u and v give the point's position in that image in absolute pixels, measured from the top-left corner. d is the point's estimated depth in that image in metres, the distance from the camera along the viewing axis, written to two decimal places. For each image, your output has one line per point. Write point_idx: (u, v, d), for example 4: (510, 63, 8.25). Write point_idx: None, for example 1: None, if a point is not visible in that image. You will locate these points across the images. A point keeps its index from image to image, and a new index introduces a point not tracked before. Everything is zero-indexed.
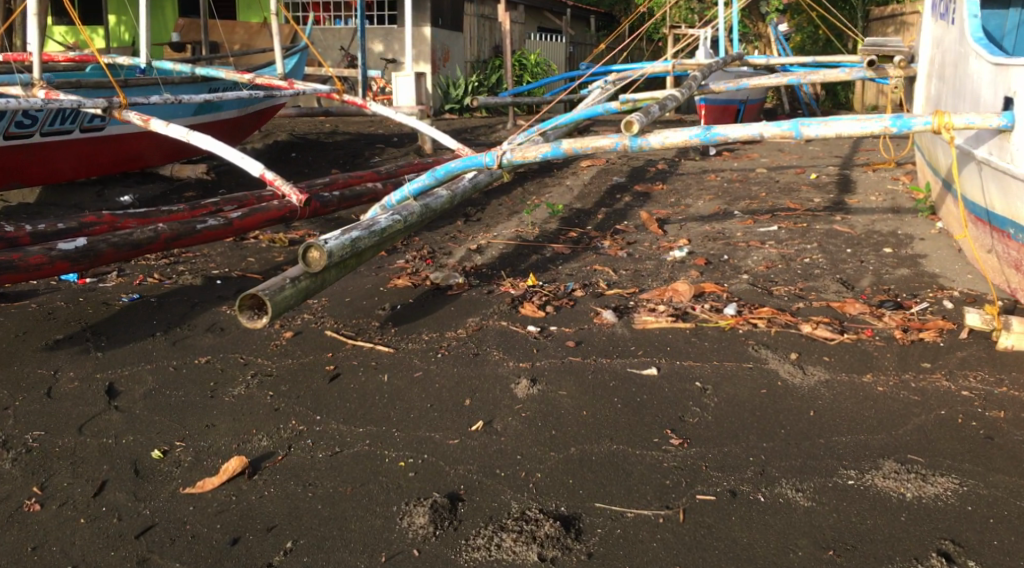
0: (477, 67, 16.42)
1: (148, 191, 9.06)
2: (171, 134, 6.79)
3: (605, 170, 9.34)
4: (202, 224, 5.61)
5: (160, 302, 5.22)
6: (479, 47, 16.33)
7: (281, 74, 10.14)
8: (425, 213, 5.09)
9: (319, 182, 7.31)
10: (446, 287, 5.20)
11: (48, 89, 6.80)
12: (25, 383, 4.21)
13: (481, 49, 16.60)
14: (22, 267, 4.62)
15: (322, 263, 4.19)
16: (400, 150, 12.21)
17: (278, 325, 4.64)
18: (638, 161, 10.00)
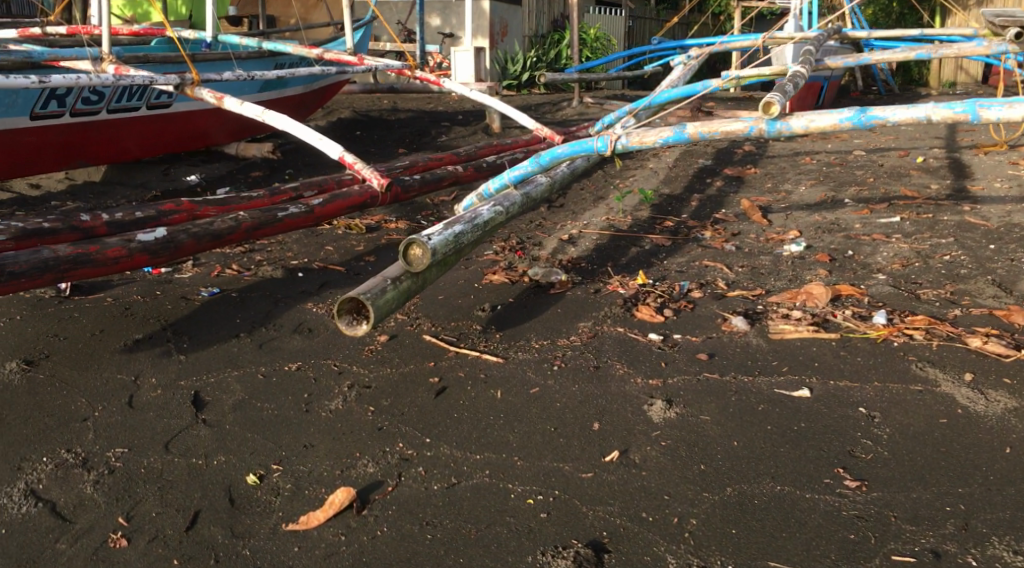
0: (536, 42, 15.84)
1: (214, 170, 8.73)
2: (244, 113, 6.43)
3: (690, 152, 8.81)
4: (283, 212, 5.26)
5: (242, 297, 4.87)
6: (540, 21, 15.77)
7: (351, 50, 9.76)
8: (527, 203, 4.65)
9: (398, 166, 6.91)
10: (547, 284, 4.78)
11: (117, 63, 6.46)
12: (104, 391, 3.91)
13: (542, 23, 16.04)
14: (100, 261, 4.24)
15: (424, 262, 3.79)
16: (468, 128, 11.76)
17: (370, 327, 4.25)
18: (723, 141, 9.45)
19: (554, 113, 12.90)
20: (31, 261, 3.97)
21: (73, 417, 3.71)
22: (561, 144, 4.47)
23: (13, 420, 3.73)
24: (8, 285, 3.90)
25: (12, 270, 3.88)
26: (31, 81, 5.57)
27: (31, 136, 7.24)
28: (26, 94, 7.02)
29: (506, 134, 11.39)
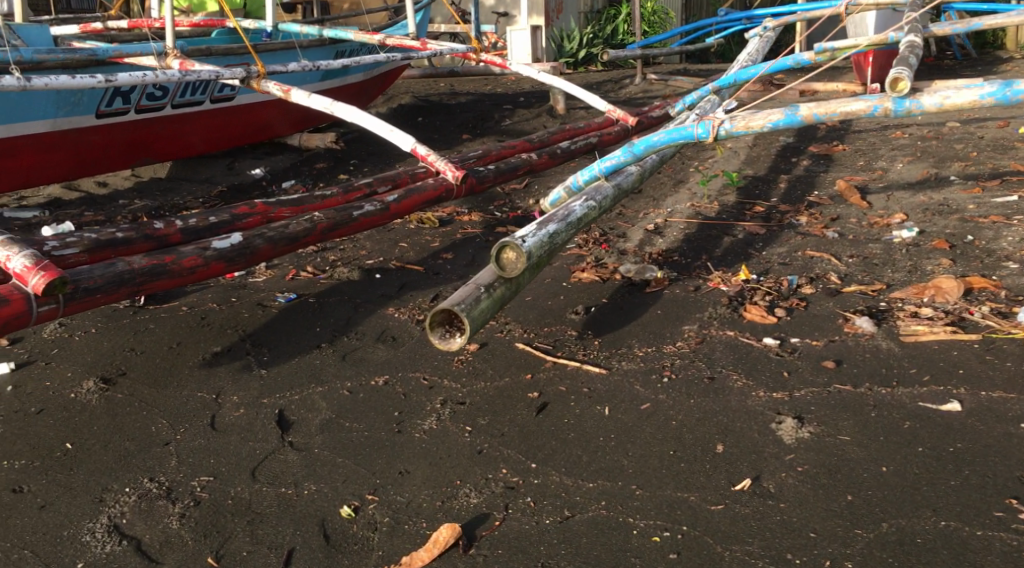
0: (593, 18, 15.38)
1: (278, 163, 8.54)
2: (312, 105, 6.20)
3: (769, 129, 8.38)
4: (359, 211, 5.05)
5: (320, 302, 4.66)
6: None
7: (413, 34, 9.49)
8: (618, 195, 4.40)
9: (471, 155, 6.63)
10: (643, 281, 4.45)
11: (182, 59, 6.26)
12: (185, 409, 3.75)
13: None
14: (175, 271, 4.03)
15: (519, 266, 3.57)
16: (532, 110, 11.43)
17: None
18: None
19: (619, 92, 12.49)
20: (107, 276, 3.77)
21: (154, 439, 3.57)
22: (656, 133, 4.16)
23: (93, 447, 3.57)
24: (83, 301, 3.70)
25: (87, 286, 3.69)
26: (97, 81, 5.38)
27: (98, 135, 7.10)
28: (92, 94, 6.87)
29: (572, 115, 11.03)
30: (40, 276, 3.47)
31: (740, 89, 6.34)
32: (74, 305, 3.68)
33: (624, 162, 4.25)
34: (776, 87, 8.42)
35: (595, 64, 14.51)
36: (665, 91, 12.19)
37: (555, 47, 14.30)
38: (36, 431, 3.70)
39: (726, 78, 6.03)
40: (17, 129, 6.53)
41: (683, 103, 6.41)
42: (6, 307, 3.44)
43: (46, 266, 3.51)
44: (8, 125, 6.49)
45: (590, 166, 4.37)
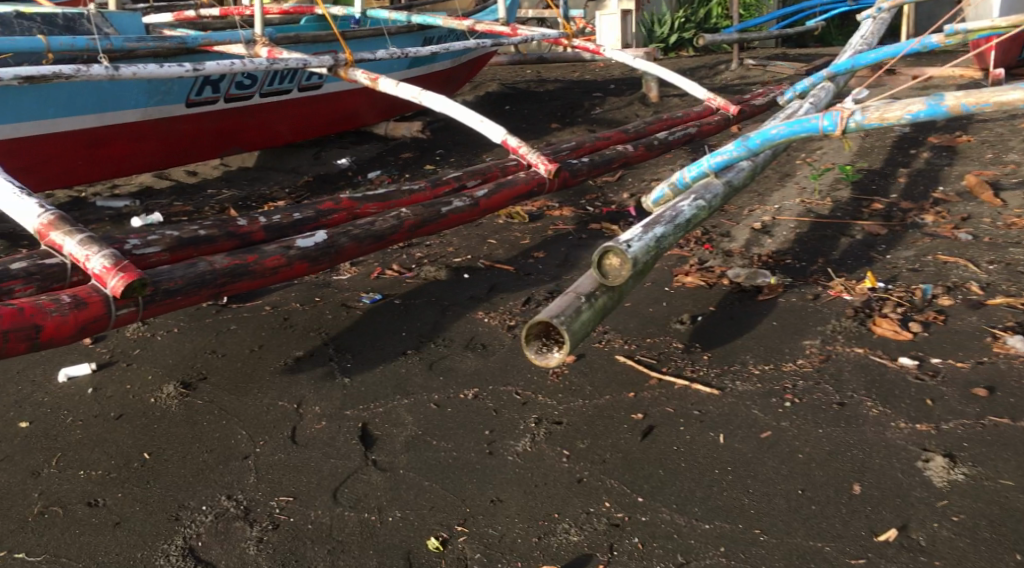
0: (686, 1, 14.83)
1: (364, 152, 8.36)
2: (400, 94, 5.97)
3: None
4: (447, 206, 4.80)
5: (407, 304, 4.41)
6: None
7: (504, 20, 9.19)
8: (728, 193, 4.10)
9: (563, 146, 6.31)
10: (754, 288, 4.07)
11: (270, 46, 6.06)
12: (265, 418, 3.54)
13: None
14: (258, 271, 3.79)
15: (623, 274, 3.29)
16: (623, 97, 11.03)
17: None
18: None
19: (713, 78, 11.99)
20: (187, 276, 3.53)
21: (232, 452, 3.36)
22: (773, 126, 3.80)
23: (171, 458, 3.37)
24: (163, 303, 3.46)
25: (167, 287, 3.45)
26: (185, 70, 5.19)
27: (187, 124, 6.98)
28: (182, 83, 6.74)
29: (665, 103, 10.60)
30: (118, 278, 3.21)
31: (856, 75, 5.85)
32: (153, 308, 3.43)
33: (737, 157, 3.90)
34: (887, 73, 7.88)
35: (686, 49, 13.99)
36: (763, 78, 11.65)
37: (646, 31, 13.80)
38: (113, 439, 3.51)
39: (844, 63, 5.57)
40: (108, 118, 6.42)
41: (792, 92, 5.94)
42: (84, 311, 3.18)
43: (125, 266, 3.25)
44: (100, 114, 6.37)
45: (698, 161, 4.03)
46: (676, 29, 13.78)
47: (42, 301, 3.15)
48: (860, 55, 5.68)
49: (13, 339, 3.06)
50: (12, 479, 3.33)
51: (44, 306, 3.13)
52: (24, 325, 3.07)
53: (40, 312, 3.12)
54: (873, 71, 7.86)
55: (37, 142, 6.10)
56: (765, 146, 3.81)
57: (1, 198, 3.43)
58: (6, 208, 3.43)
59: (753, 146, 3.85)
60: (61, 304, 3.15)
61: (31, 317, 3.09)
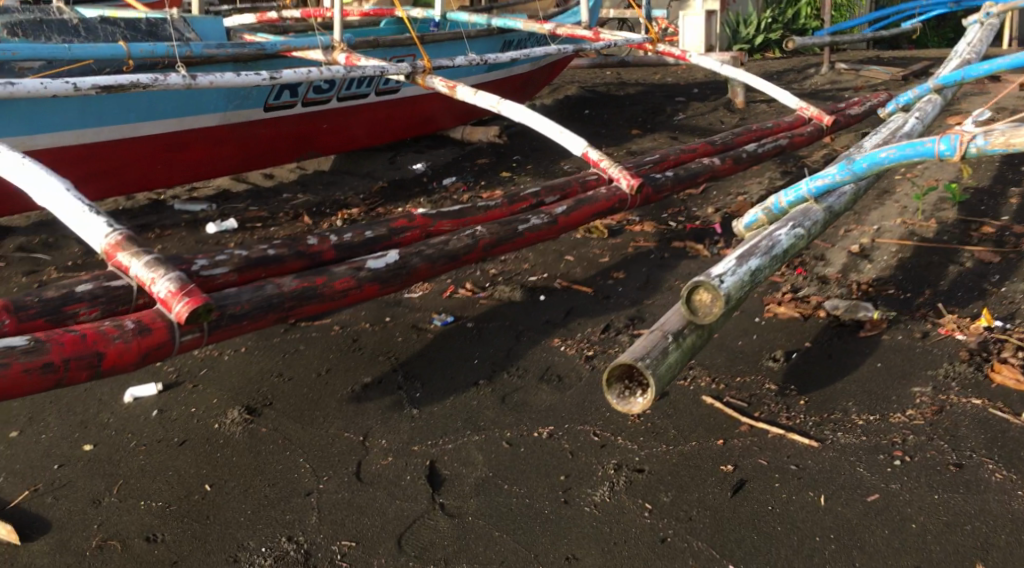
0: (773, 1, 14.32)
1: (440, 158, 8.20)
2: (479, 104, 5.81)
3: None
4: (524, 224, 4.60)
5: (480, 329, 4.21)
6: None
7: (587, 24, 8.96)
8: (826, 222, 3.88)
9: (646, 159, 6.04)
10: (854, 323, 3.79)
11: (349, 53, 5.87)
12: (330, 449, 3.37)
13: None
14: (327, 294, 3.60)
15: (713, 311, 3.08)
16: (707, 103, 10.68)
17: None
18: None
19: (802, 82, 11.54)
20: (254, 300, 3.34)
21: (294, 487, 3.19)
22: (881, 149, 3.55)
23: (233, 491, 3.22)
24: (229, 329, 3.27)
25: (233, 312, 3.27)
26: (261, 78, 5.05)
27: (264, 129, 6.88)
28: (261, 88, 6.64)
29: (751, 110, 10.24)
30: (184, 304, 3.02)
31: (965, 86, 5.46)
32: (219, 333, 3.24)
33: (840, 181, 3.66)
34: (993, 81, 7.42)
35: (772, 50, 13.51)
36: (855, 83, 11.18)
37: (731, 32, 13.37)
38: (174, 466, 3.36)
39: (953, 74, 5.19)
40: (188, 123, 6.35)
41: (896, 103, 5.61)
42: (148, 337, 2.99)
43: (191, 291, 3.06)
44: (180, 119, 6.29)
45: (797, 184, 3.82)
46: (763, 30, 13.32)
47: (105, 326, 2.98)
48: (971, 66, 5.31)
49: (74, 367, 2.88)
50: (72, 507, 3.19)
51: (107, 332, 2.95)
52: (86, 353, 2.90)
53: (103, 338, 2.94)
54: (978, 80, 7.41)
55: (116, 147, 6.03)
56: (873, 170, 3.57)
57: (67, 215, 3.23)
58: (71, 225, 3.24)
59: (859, 169, 3.60)
60: (125, 330, 2.97)
61: (93, 344, 2.92)
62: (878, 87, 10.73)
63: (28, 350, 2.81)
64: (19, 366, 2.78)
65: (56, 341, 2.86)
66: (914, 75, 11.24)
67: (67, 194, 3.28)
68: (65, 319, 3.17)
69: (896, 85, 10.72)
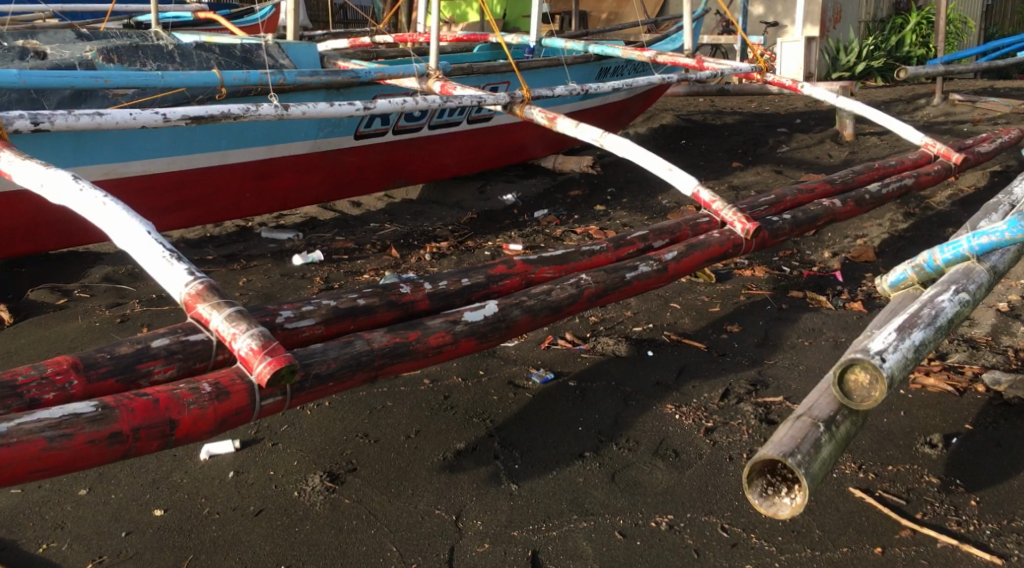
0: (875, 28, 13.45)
1: (531, 188, 7.82)
2: (581, 137, 5.46)
3: None
4: (633, 271, 4.19)
5: (584, 388, 3.78)
6: (879, 4, 13.35)
7: (689, 52, 8.53)
8: (992, 281, 3.51)
9: (760, 199, 5.60)
10: (1021, 402, 3.54)
11: (444, 81, 5.59)
12: (417, 529, 2.98)
13: (878, 8, 13.33)
14: (420, 351, 3.19)
15: (873, 397, 2.69)
16: (812, 134, 10.14)
17: None
18: None
19: (913, 113, 10.89)
20: (342, 358, 2.96)
21: None
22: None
23: None
24: (314, 391, 2.90)
25: (319, 372, 2.89)
26: (355, 108, 4.73)
27: (355, 156, 6.61)
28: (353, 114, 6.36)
29: (860, 143, 9.68)
30: (266, 363, 2.67)
31: None
32: (302, 396, 2.87)
33: (1010, 237, 3.39)
34: None
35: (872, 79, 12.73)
36: (972, 114, 10.51)
37: (831, 59, 12.56)
38: (248, 542, 2.96)
39: None
40: (278, 150, 6.09)
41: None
42: (225, 403, 2.66)
43: (273, 348, 2.71)
44: (270, 146, 6.04)
45: (956, 241, 3.52)
46: (864, 58, 12.50)
47: (179, 389, 2.65)
48: None
49: (144, 437, 2.56)
50: None
51: (181, 396, 2.63)
52: (158, 421, 2.57)
53: (176, 404, 2.61)
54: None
55: (204, 175, 5.80)
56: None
57: (147, 259, 2.93)
58: (151, 271, 2.93)
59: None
60: (201, 394, 2.64)
61: (166, 411, 2.59)
62: (998, 121, 10.08)
63: (95, 419, 2.49)
64: (83, 438, 2.47)
65: (125, 407, 2.54)
66: None
67: (148, 237, 2.98)
68: (137, 379, 2.82)
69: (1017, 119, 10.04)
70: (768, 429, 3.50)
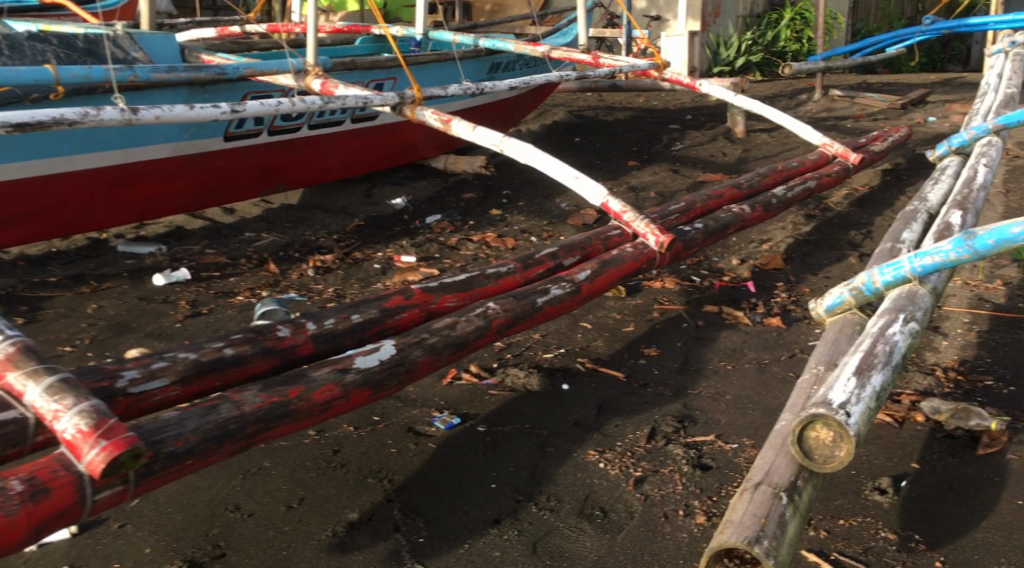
0: (751, 24, 12.93)
1: (422, 190, 7.30)
2: (478, 141, 5.01)
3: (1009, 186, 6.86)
4: (543, 295, 3.77)
5: (495, 435, 3.32)
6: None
7: (584, 46, 8.16)
8: (936, 301, 3.27)
9: (670, 207, 5.27)
10: (964, 434, 3.30)
11: (325, 79, 5.03)
12: None
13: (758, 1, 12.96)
14: (302, 411, 2.65)
15: (840, 457, 2.39)
16: (705, 131, 9.95)
17: (706, 521, 2.89)
18: None
19: (797, 109, 10.81)
20: (203, 429, 2.41)
21: None
22: (1012, 224, 3.02)
23: None
24: (166, 474, 2.35)
25: (173, 450, 2.34)
26: (221, 111, 4.13)
27: (226, 160, 5.98)
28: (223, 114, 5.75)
29: (751, 140, 9.52)
30: (99, 449, 2.15)
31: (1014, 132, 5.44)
32: (150, 482, 2.32)
33: (956, 258, 3.11)
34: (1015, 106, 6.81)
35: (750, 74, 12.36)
36: (852, 110, 10.49)
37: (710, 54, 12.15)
38: None
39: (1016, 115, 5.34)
40: (135, 156, 5.43)
41: (949, 144, 5.66)
42: (42, 503, 2.14)
43: (109, 428, 2.19)
44: (125, 150, 5.38)
45: (897, 261, 3.24)
46: (744, 52, 12.28)
47: None
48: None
49: None
50: None
51: None
52: None
53: None
54: (1012, 108, 6.68)
55: (47, 184, 5.11)
56: (1001, 247, 3.02)
57: None
58: None
59: (982, 246, 3.05)
60: (8, 497, 2.10)
61: None
62: (878, 117, 10.09)
63: None
64: None
65: None
66: (912, 103, 10.59)
67: None
68: None
69: (897, 115, 10.08)
70: (701, 477, 3.12)
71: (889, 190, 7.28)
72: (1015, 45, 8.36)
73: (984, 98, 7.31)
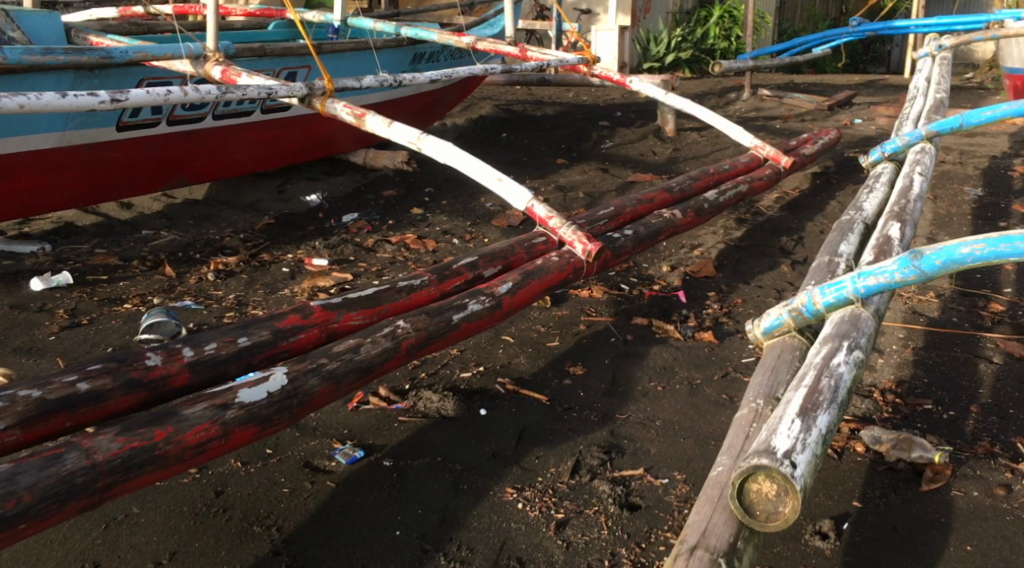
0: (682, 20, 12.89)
1: (339, 186, 6.89)
2: (392, 137, 4.63)
3: (939, 192, 6.73)
4: (459, 311, 3.42)
5: (401, 470, 2.99)
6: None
7: (511, 39, 7.83)
8: (880, 323, 2.98)
9: (599, 212, 4.97)
10: (908, 468, 3.04)
11: (227, 67, 4.61)
12: None
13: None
14: (171, 456, 2.31)
15: (787, 513, 2.09)
16: (635, 129, 9.70)
17: None
18: (976, 169, 7.29)
19: (726, 107, 10.65)
20: (41, 488, 2.10)
21: None
22: (959, 242, 2.75)
23: None
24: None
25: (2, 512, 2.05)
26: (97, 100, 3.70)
27: (120, 151, 5.50)
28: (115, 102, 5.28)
29: (681, 139, 9.32)
30: None
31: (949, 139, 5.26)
32: None
33: (901, 279, 2.82)
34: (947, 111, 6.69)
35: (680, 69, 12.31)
36: (780, 110, 10.37)
37: (640, 49, 11.94)
38: None
39: (949, 121, 5.21)
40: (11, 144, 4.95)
41: (881, 151, 5.46)
42: None
43: None
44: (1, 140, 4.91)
45: (839, 281, 2.94)
46: (673, 48, 12.09)
47: None
48: (962, 118, 5.17)
49: None
50: None
51: None
52: None
53: None
54: (942, 112, 6.55)
55: None
56: (949, 268, 2.74)
57: None
58: None
59: (929, 267, 2.76)
60: None
61: None
62: (806, 118, 9.98)
63: None
64: None
65: None
66: (839, 105, 10.51)
67: None
68: None
69: (824, 116, 9.98)
70: (629, 519, 2.82)
71: (819, 194, 7.11)
72: (942, 49, 8.26)
73: (915, 102, 7.18)
